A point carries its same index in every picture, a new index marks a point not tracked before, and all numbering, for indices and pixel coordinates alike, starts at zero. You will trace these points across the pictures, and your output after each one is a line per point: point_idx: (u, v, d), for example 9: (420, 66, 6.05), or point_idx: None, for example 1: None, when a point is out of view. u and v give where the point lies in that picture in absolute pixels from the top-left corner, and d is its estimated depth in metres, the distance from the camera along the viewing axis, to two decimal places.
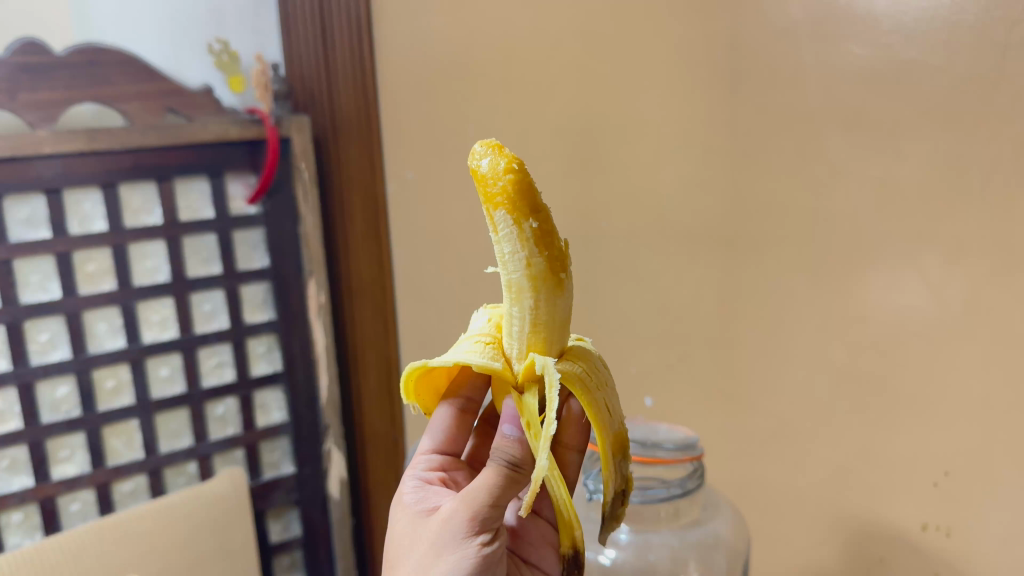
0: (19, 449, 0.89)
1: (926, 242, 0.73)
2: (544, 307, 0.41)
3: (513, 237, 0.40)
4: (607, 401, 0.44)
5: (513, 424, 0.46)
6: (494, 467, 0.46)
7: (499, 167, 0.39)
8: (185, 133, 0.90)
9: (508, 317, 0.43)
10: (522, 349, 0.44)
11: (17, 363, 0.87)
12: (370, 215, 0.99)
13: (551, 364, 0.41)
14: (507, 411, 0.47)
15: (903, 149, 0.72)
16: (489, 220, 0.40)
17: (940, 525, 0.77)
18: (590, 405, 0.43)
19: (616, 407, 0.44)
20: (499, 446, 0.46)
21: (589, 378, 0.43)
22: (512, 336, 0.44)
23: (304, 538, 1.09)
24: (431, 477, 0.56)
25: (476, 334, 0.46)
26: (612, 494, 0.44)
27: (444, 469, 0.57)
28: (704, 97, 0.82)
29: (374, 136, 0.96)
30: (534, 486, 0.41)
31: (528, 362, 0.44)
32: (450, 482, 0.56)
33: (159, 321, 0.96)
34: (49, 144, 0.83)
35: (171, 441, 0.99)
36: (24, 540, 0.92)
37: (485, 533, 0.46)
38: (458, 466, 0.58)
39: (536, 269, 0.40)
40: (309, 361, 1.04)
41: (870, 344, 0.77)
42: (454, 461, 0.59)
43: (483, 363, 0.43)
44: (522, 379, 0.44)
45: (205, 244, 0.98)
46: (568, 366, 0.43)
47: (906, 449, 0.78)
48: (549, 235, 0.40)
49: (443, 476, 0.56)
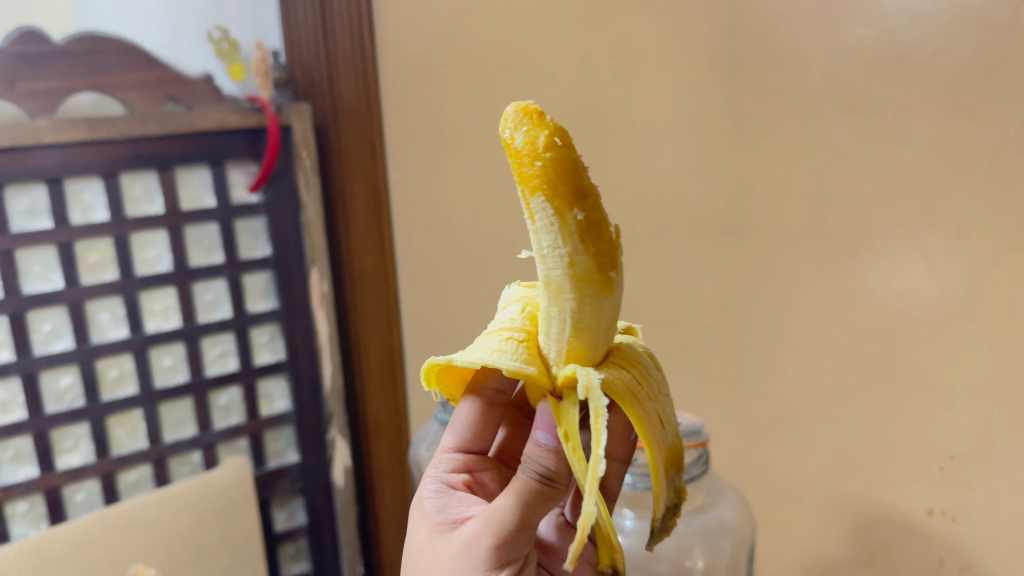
0: (23, 439, 0.89)
1: (931, 225, 0.72)
2: (587, 308, 0.39)
3: (556, 226, 0.37)
4: (659, 412, 0.43)
5: (546, 432, 0.45)
6: (523, 482, 0.45)
7: (541, 141, 0.36)
8: (186, 121, 0.90)
9: (547, 316, 0.41)
10: (560, 352, 0.42)
11: (20, 354, 0.87)
12: (372, 203, 0.99)
13: (593, 377, 0.40)
14: (543, 418, 0.45)
15: (907, 132, 0.72)
16: (526, 206, 0.38)
17: (946, 510, 0.76)
18: (638, 418, 0.42)
19: (667, 417, 0.43)
20: (531, 455, 0.45)
21: (637, 388, 0.42)
22: (550, 337, 0.42)
23: (309, 526, 1.09)
24: (455, 481, 0.55)
25: (507, 330, 0.45)
26: (661, 508, 0.44)
27: (468, 469, 0.56)
28: (706, 80, 0.82)
29: (374, 121, 0.96)
30: (581, 537, 0.38)
31: (568, 371, 0.42)
32: (474, 486, 0.55)
33: (162, 310, 0.96)
34: (49, 134, 0.82)
35: (175, 430, 0.99)
36: (29, 530, 0.92)
37: (509, 562, 0.46)
38: (483, 464, 0.57)
39: (581, 266, 0.38)
40: (311, 350, 1.03)
41: (874, 330, 0.77)
42: (479, 458, 0.57)
43: (515, 368, 0.42)
44: (559, 384, 0.43)
45: (207, 232, 0.98)
46: (612, 375, 0.41)
47: (910, 434, 0.77)
48: (596, 226, 0.38)
49: (467, 479, 0.55)
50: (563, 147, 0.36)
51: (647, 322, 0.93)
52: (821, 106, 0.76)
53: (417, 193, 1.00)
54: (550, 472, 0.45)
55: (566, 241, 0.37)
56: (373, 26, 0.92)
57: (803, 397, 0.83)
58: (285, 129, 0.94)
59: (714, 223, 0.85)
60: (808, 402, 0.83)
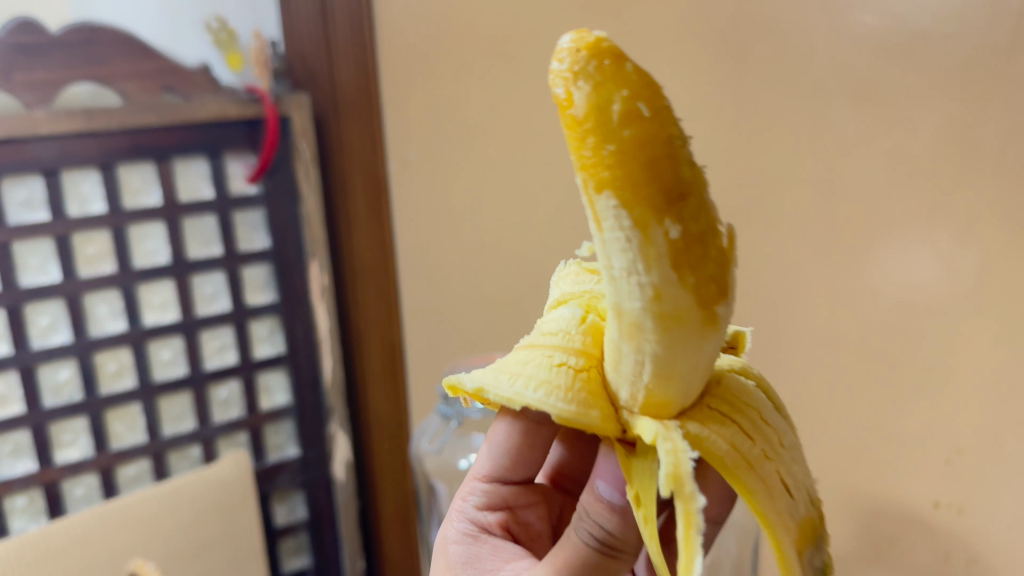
0: (22, 433, 0.89)
1: (939, 216, 0.71)
2: (671, 348, 0.32)
3: (636, 237, 0.30)
4: (778, 474, 0.35)
5: (610, 486, 0.40)
6: (579, 546, 0.41)
7: (615, 114, 0.28)
8: (184, 112, 0.89)
9: (618, 352, 0.34)
10: (638, 396, 0.34)
11: (18, 347, 0.87)
12: (372, 195, 0.96)
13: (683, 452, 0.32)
14: (607, 471, 0.40)
15: (915, 120, 0.71)
16: (590, 207, 0.30)
17: (952, 503, 0.76)
18: (749, 491, 0.34)
19: (790, 479, 0.35)
20: (591, 510, 0.41)
21: (743, 444, 0.34)
22: (621, 377, 0.34)
23: (310, 521, 1.08)
24: (490, 522, 0.49)
25: (569, 346, 0.37)
26: None
27: (508, 505, 0.50)
28: (708, 71, 0.82)
29: (374, 111, 0.93)
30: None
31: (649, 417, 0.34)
32: (512, 526, 0.50)
33: (160, 303, 0.96)
34: (46, 125, 0.81)
35: (174, 424, 0.99)
36: (29, 524, 0.91)
37: None
38: (526, 499, 0.51)
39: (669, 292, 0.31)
40: (311, 344, 1.03)
41: (882, 322, 0.76)
42: (522, 491, 0.51)
43: (570, 415, 0.35)
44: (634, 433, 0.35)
45: (206, 225, 0.97)
46: (707, 432, 0.34)
47: (917, 428, 0.77)
48: (690, 237, 0.30)
49: (505, 518, 0.50)
50: (643, 137, 0.28)
51: None
52: (830, 96, 0.75)
53: (411, 186, 0.98)
54: (611, 535, 0.41)
55: (651, 259, 0.30)
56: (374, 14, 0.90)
57: (805, 388, 0.83)
58: (285, 120, 0.93)
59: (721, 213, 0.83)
60: (812, 392, 0.83)
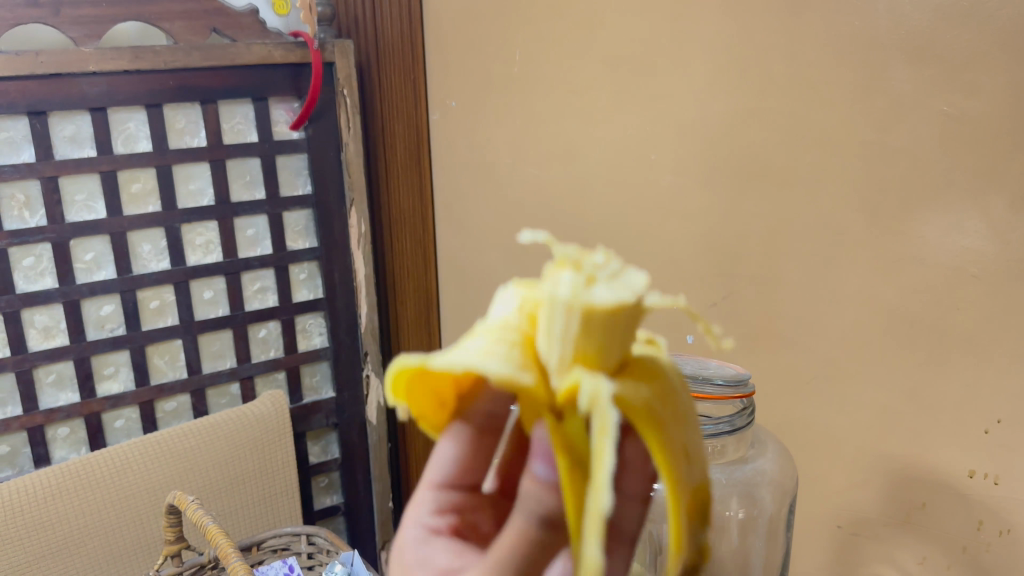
0: (65, 365, 1.02)
1: (994, 179, 0.60)
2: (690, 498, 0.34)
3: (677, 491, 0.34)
4: (684, 442, 0.34)
5: (547, 468, 0.33)
6: (515, 526, 0.34)
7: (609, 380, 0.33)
8: (229, 53, 1.02)
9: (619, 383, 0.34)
10: (564, 362, 0.34)
11: (64, 281, 0.99)
12: (411, 146, 1.16)
13: (605, 402, 0.30)
14: (541, 446, 0.33)
15: (975, 80, 0.60)
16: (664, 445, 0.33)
17: (988, 472, 0.63)
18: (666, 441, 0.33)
19: (697, 451, 0.36)
20: (529, 494, 0.34)
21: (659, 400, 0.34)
22: (557, 335, 0.34)
23: (342, 460, 1.25)
24: (440, 526, 0.40)
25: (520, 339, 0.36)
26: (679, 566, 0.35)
27: (456, 513, 0.40)
28: (742, 22, 0.73)
29: (417, 61, 1.13)
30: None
31: (569, 386, 0.33)
32: (463, 530, 0.40)
33: (203, 244, 1.09)
34: (94, 62, 0.93)
35: (215, 362, 1.13)
36: (70, 453, 1.05)
37: None
38: (473, 508, 0.41)
39: (648, 362, 0.37)
40: (348, 289, 1.19)
41: (930, 287, 0.65)
42: (470, 499, 0.41)
43: (506, 375, 0.33)
44: (563, 405, 0.34)
45: (250, 167, 1.11)
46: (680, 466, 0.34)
47: (954, 392, 0.65)
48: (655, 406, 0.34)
49: (455, 524, 0.40)
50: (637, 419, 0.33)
51: (680, 263, 0.85)
52: (885, 53, 0.64)
53: (451, 136, 1.13)
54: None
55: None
56: (421, 11, 1.12)
57: (836, 357, 0.72)
58: (329, 66, 1.09)
59: (766, 171, 0.74)
60: (841, 359, 0.72)
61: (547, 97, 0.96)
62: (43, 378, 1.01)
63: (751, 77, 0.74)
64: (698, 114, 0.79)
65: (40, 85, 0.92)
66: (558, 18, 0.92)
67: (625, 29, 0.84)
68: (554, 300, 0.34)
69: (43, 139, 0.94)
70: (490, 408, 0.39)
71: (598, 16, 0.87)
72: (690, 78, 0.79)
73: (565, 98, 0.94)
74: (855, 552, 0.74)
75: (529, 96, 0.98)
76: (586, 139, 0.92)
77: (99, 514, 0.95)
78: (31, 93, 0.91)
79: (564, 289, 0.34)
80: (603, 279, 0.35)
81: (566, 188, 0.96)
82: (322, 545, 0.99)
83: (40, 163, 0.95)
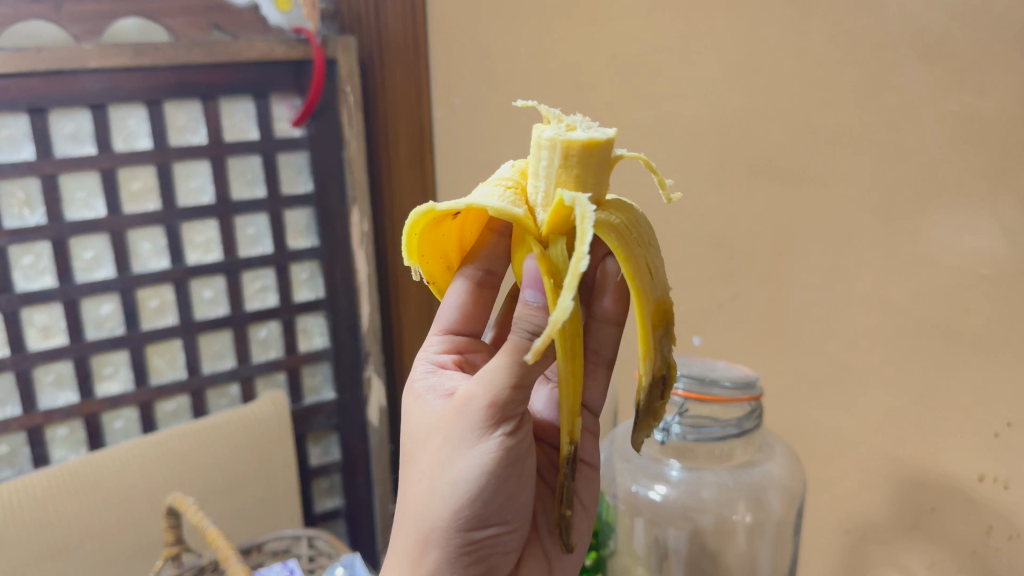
0: (65, 365, 1.01)
1: (1005, 179, 0.58)
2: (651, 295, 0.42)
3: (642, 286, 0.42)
4: (648, 261, 0.42)
5: (536, 290, 0.42)
6: (514, 339, 0.42)
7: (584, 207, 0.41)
8: (231, 49, 1.01)
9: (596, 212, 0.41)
10: (548, 194, 0.42)
11: (63, 279, 0.99)
12: (414, 147, 1.16)
13: (581, 195, 0.37)
14: (530, 275, 0.42)
15: (986, 78, 0.58)
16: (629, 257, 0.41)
17: (997, 475, 0.62)
18: (628, 260, 0.41)
19: (659, 271, 0.43)
20: (520, 315, 0.42)
21: (627, 231, 0.41)
22: (543, 172, 0.42)
23: (343, 462, 1.25)
24: (445, 361, 0.56)
25: (502, 183, 0.45)
26: (650, 374, 0.43)
27: (461, 351, 0.57)
28: (751, 20, 0.72)
29: (420, 58, 1.13)
30: (550, 334, 0.34)
31: (552, 209, 0.42)
32: (465, 366, 0.56)
33: (203, 242, 1.09)
34: (94, 58, 0.92)
35: (214, 362, 1.13)
36: (69, 453, 1.04)
37: (507, 425, 0.44)
38: (475, 347, 0.58)
39: (620, 202, 0.44)
40: (349, 289, 1.19)
41: (941, 289, 0.63)
42: (472, 342, 0.58)
43: (503, 207, 0.41)
44: (546, 233, 0.42)
45: (251, 165, 1.10)
46: (639, 268, 0.42)
47: (964, 396, 0.63)
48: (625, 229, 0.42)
49: (458, 359, 0.56)
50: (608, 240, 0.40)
51: (688, 263, 0.84)
52: (895, 51, 0.63)
53: (454, 134, 1.12)
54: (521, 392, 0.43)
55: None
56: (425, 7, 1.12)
57: (846, 359, 0.71)
58: (331, 63, 1.08)
59: (775, 171, 0.73)
60: (851, 362, 0.71)
61: (553, 94, 0.95)
62: (42, 378, 1.00)
63: (760, 76, 0.73)
64: (707, 113, 0.78)
65: (40, 82, 0.91)
66: (564, 16, 0.91)
67: (632, 27, 0.83)
68: (539, 143, 0.42)
69: (44, 136, 0.94)
70: (489, 266, 0.54)
71: (605, 14, 0.86)
72: (699, 77, 0.78)
73: (571, 97, 0.92)
74: (865, 557, 0.73)
75: (534, 94, 0.97)
76: None
77: (98, 514, 0.94)
78: (31, 90, 0.91)
79: (547, 133, 0.42)
80: (579, 126, 0.43)
81: None
82: (322, 548, 0.99)
83: (40, 160, 0.94)
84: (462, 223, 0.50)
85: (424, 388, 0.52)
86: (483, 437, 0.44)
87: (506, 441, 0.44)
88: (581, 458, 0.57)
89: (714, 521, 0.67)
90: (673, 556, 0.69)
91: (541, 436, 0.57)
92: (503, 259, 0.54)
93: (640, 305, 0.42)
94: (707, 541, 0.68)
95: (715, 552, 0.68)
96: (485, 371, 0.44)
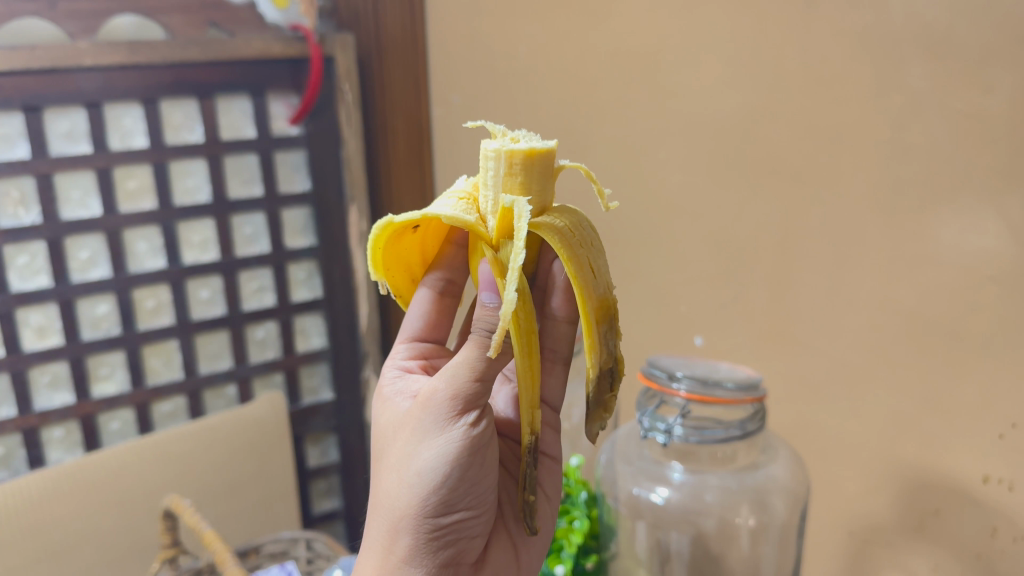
0: (60, 365, 1.01)
1: (1011, 179, 0.57)
2: (596, 295, 0.42)
3: (585, 288, 0.42)
4: (591, 261, 0.43)
5: (491, 291, 0.43)
6: (475, 339, 0.42)
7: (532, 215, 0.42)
8: (227, 47, 1.00)
9: (543, 219, 0.43)
10: (497, 201, 0.43)
11: (58, 280, 0.98)
12: (413, 147, 1.15)
13: (522, 199, 0.40)
14: (486, 278, 0.43)
15: (992, 77, 0.57)
16: (573, 259, 0.42)
17: (1003, 477, 0.61)
18: (571, 261, 0.42)
19: (601, 269, 0.43)
20: (477, 317, 0.43)
21: (571, 234, 0.43)
22: (490, 180, 0.43)
23: (340, 463, 1.24)
24: (411, 366, 0.54)
25: (457, 194, 0.46)
26: (596, 369, 0.43)
27: (425, 356, 0.56)
28: (752, 18, 0.71)
29: (419, 57, 1.11)
30: (501, 324, 0.38)
31: (500, 214, 0.43)
32: (430, 369, 0.55)
33: (200, 241, 1.08)
34: (89, 56, 0.91)
35: (211, 363, 1.12)
36: (65, 454, 1.03)
37: (471, 414, 0.44)
38: (439, 353, 0.57)
39: (567, 209, 0.46)
40: (348, 288, 1.18)
41: (947, 289, 0.62)
42: (436, 348, 0.57)
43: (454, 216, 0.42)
44: (496, 238, 0.44)
45: (247, 164, 1.10)
46: (583, 268, 0.42)
47: (968, 397, 0.63)
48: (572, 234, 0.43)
49: (424, 363, 0.55)
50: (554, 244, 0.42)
51: (690, 263, 0.83)
52: (901, 49, 0.62)
53: (453, 132, 1.11)
54: (483, 383, 0.43)
55: (536, 262, 0.50)
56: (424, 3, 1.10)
57: (848, 360, 0.71)
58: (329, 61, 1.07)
59: (778, 170, 0.73)
60: (853, 363, 0.70)
61: (552, 91, 0.94)
62: (38, 378, 1.00)
63: (761, 75, 0.72)
64: (707, 111, 0.77)
65: (35, 81, 0.90)
66: (562, 10, 0.90)
67: (631, 25, 0.83)
68: (486, 154, 0.43)
69: (38, 135, 0.93)
70: (450, 276, 0.54)
71: (605, 10, 0.85)
72: (699, 75, 0.77)
73: (570, 95, 0.92)
74: (869, 559, 0.72)
75: (533, 91, 0.97)
76: (591, 135, 0.90)
77: (95, 518, 0.94)
78: (26, 89, 0.90)
79: (492, 144, 0.43)
80: (522, 138, 0.45)
81: (573, 185, 0.94)
82: (321, 551, 0.99)
83: (36, 160, 0.93)
84: (423, 237, 0.51)
85: (391, 391, 0.51)
86: (448, 426, 0.44)
87: (470, 430, 0.44)
88: (543, 450, 0.56)
89: (716, 525, 0.67)
90: (675, 558, 0.68)
91: (502, 432, 0.56)
92: (464, 268, 0.54)
93: (582, 303, 0.42)
94: (710, 545, 0.67)
95: (719, 556, 0.68)
96: (448, 363, 0.44)
